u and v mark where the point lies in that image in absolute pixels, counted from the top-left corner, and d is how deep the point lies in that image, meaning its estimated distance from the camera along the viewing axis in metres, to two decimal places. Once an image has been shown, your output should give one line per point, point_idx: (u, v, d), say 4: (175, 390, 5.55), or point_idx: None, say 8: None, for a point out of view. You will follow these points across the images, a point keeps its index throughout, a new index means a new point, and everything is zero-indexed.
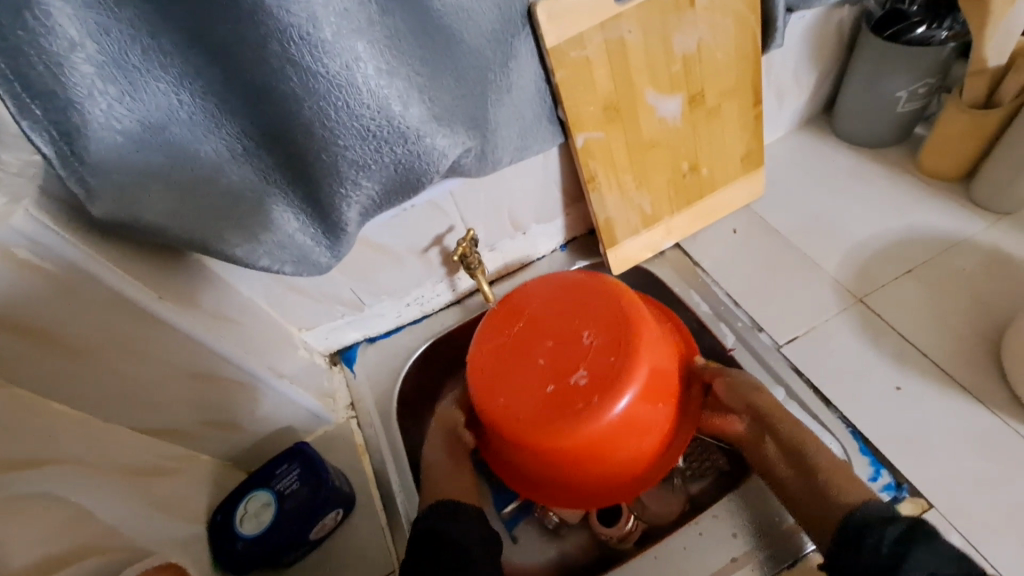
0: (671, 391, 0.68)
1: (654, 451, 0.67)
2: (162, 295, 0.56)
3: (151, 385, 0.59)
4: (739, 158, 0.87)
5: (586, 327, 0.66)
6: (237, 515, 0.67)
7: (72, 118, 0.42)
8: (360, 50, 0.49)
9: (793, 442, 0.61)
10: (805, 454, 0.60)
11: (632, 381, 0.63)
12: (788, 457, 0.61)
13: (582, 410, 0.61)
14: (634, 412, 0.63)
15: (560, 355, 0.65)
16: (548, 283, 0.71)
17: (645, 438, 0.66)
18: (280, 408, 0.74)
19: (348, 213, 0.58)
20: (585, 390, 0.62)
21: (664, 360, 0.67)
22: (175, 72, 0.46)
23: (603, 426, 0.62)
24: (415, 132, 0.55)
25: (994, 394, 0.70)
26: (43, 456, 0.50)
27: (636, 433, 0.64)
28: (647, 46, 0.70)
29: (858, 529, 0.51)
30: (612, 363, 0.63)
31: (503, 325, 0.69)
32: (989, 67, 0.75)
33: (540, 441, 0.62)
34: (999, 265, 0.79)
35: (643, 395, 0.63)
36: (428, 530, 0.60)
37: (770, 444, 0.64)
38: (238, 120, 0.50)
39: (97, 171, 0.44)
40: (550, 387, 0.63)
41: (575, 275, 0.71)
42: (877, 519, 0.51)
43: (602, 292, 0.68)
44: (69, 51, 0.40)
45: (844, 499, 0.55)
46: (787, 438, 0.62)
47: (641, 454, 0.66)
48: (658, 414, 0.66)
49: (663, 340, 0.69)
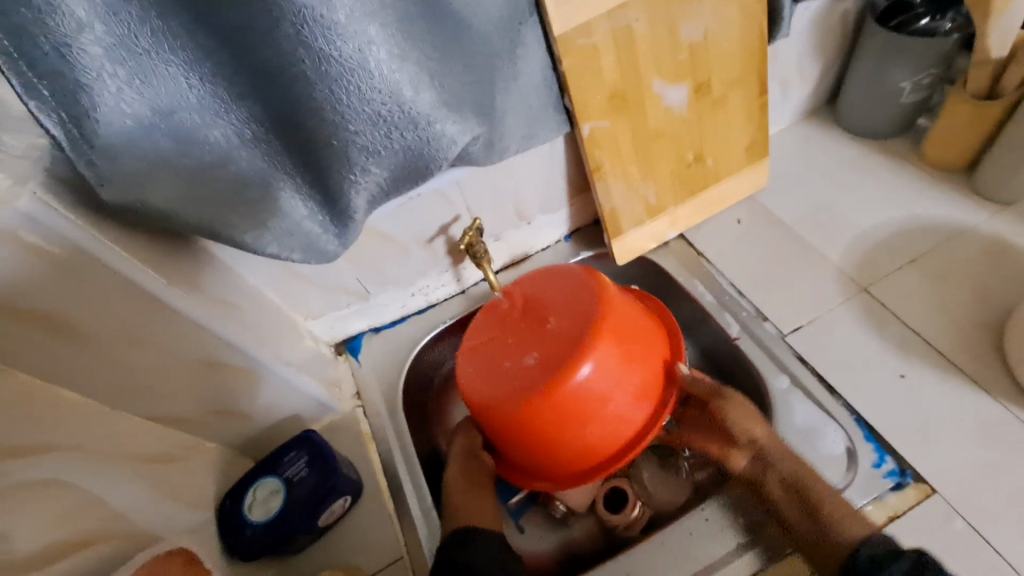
0: (636, 384, 0.66)
1: (612, 437, 0.66)
2: (170, 281, 0.56)
3: (161, 372, 0.59)
4: (744, 149, 0.87)
5: (551, 314, 0.67)
6: (246, 502, 0.67)
7: (81, 102, 0.42)
8: (372, 33, 0.49)
9: (792, 477, 0.64)
10: (804, 488, 0.63)
11: (580, 365, 0.62)
12: (788, 491, 0.65)
13: (527, 387, 0.63)
14: (581, 396, 0.63)
15: (526, 337, 0.67)
16: (536, 277, 0.73)
17: (614, 414, 0.65)
18: (286, 397, 0.75)
19: (356, 200, 0.58)
20: (535, 370, 0.64)
21: (630, 354, 0.66)
22: (184, 55, 0.45)
23: (553, 406, 0.62)
24: (425, 118, 0.55)
25: (997, 382, 0.70)
26: (50, 443, 0.50)
27: (582, 415, 0.64)
28: (653, 34, 0.70)
29: (868, 570, 0.56)
30: (564, 347, 0.64)
31: (490, 317, 0.72)
32: (992, 58, 0.75)
33: (496, 412, 0.65)
34: (1002, 254, 0.80)
35: (594, 381, 0.63)
36: (445, 560, 0.60)
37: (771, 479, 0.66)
38: (247, 105, 0.50)
39: (105, 154, 0.44)
40: (510, 366, 0.66)
41: (566, 266, 0.72)
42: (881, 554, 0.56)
43: (580, 283, 0.68)
44: (78, 32, 0.39)
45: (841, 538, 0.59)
46: (787, 473, 0.65)
47: (596, 437, 0.66)
48: (611, 403, 0.65)
49: (636, 336, 0.68)
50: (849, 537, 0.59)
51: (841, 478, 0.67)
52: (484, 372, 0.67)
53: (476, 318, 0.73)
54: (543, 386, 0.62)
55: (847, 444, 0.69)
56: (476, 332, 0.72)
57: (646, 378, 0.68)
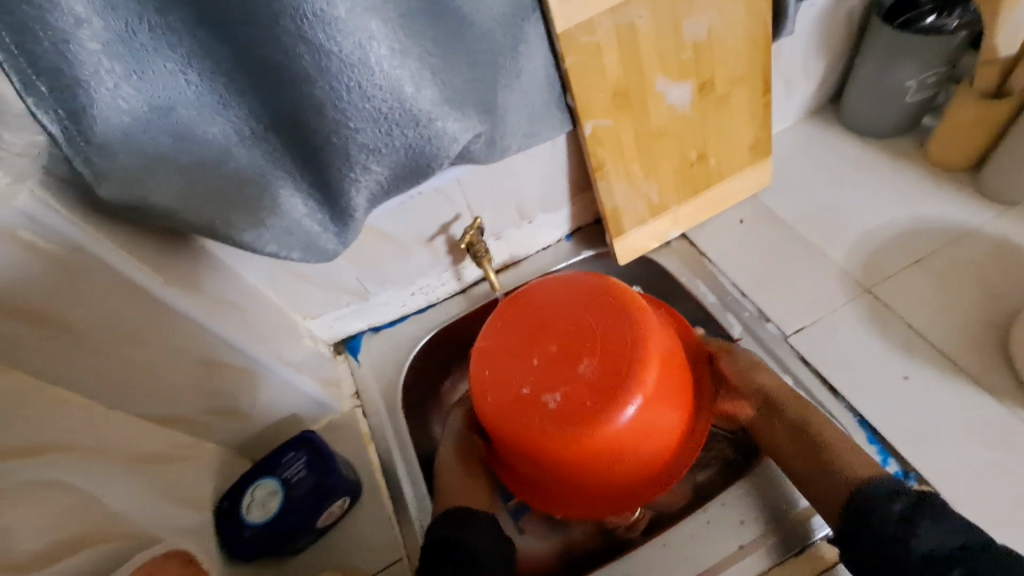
0: (659, 442, 0.65)
1: (622, 488, 0.66)
2: (168, 280, 0.55)
3: (159, 372, 0.59)
4: (747, 148, 0.87)
5: (584, 351, 0.64)
6: (244, 503, 0.67)
7: (78, 98, 0.41)
8: (373, 28, 0.48)
9: (798, 421, 0.64)
10: (809, 432, 0.63)
11: (606, 429, 0.61)
12: (793, 437, 0.64)
13: (542, 430, 0.62)
14: (597, 455, 0.62)
15: (553, 369, 0.64)
16: (556, 288, 0.70)
17: (649, 452, 0.65)
18: (285, 396, 0.74)
19: (357, 198, 0.57)
20: (557, 413, 0.62)
21: (660, 414, 0.64)
22: (182, 50, 0.45)
23: (593, 446, 0.61)
24: (426, 115, 0.55)
25: (1002, 384, 0.70)
26: (47, 443, 0.50)
27: (596, 469, 0.63)
28: (657, 31, 0.69)
29: (865, 507, 0.54)
30: (609, 386, 0.62)
31: (509, 329, 0.68)
32: (999, 58, 0.74)
33: (504, 436, 0.64)
34: (1007, 255, 0.79)
35: (615, 441, 0.62)
36: (438, 538, 0.60)
37: (775, 424, 0.66)
38: (246, 101, 0.49)
39: (104, 152, 0.44)
40: (530, 395, 0.63)
41: (591, 282, 0.69)
42: (880, 493, 0.54)
43: (621, 324, 0.65)
44: (75, 27, 0.39)
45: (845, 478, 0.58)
46: (792, 418, 0.64)
47: (605, 486, 0.65)
48: (628, 462, 0.64)
49: (670, 392, 0.65)
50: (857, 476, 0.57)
51: None
52: (511, 396, 0.64)
53: (489, 325, 0.70)
54: (561, 434, 0.61)
55: None
56: (492, 343, 0.68)
57: (673, 432, 0.66)
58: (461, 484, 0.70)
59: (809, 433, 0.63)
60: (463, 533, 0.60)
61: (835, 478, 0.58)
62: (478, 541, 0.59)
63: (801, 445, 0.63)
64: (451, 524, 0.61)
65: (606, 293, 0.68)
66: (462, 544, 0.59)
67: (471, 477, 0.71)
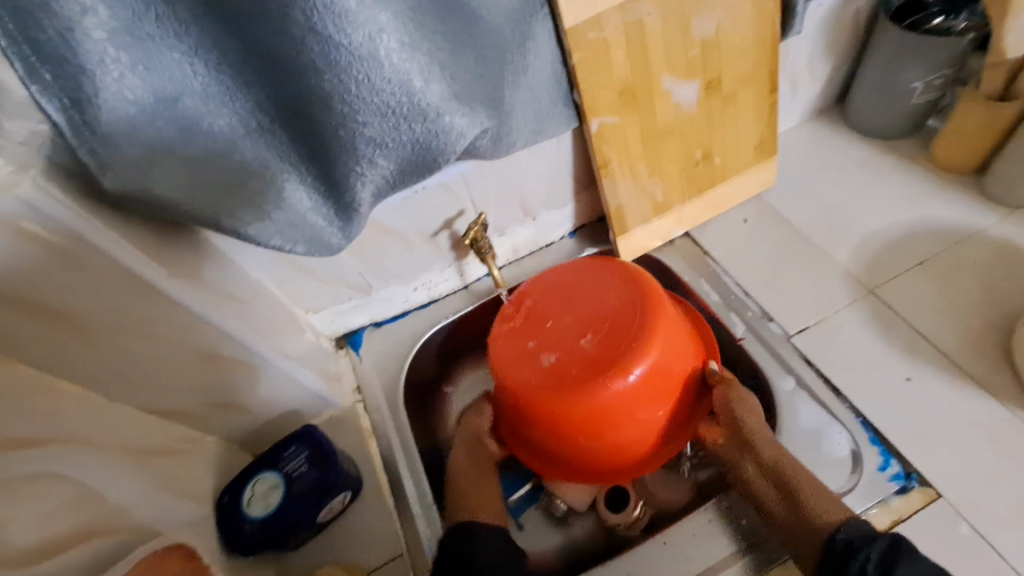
0: (655, 415, 0.66)
1: (613, 456, 0.68)
2: (170, 272, 0.55)
3: (160, 365, 0.58)
4: (752, 147, 0.86)
5: (592, 327, 0.65)
6: (245, 497, 0.67)
7: (84, 87, 0.40)
8: (383, 21, 0.47)
9: (772, 461, 0.62)
10: (783, 473, 0.61)
11: (584, 405, 0.62)
12: (767, 475, 0.62)
13: (526, 380, 0.64)
14: (568, 422, 0.64)
15: (560, 333, 0.65)
16: (570, 265, 0.71)
17: (643, 424, 0.66)
18: (285, 390, 0.74)
19: (362, 193, 0.57)
20: (547, 370, 0.63)
21: (644, 406, 0.65)
22: (189, 40, 0.44)
23: (584, 409, 0.62)
24: (434, 110, 0.54)
25: (1005, 388, 0.70)
26: (50, 435, 0.49)
27: (566, 434, 0.65)
28: (665, 29, 0.69)
29: (843, 556, 0.53)
30: (611, 353, 0.63)
31: (522, 295, 0.70)
32: (1008, 59, 0.74)
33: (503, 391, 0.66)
34: (1011, 258, 0.79)
35: (607, 410, 0.63)
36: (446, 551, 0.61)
37: (749, 463, 0.64)
38: (253, 94, 0.49)
39: (107, 142, 0.43)
40: (530, 350, 0.65)
41: (603, 262, 0.70)
42: (857, 539, 0.53)
43: (634, 313, 0.65)
44: (81, 15, 0.38)
45: (818, 525, 0.56)
46: (766, 458, 0.63)
47: (596, 453, 0.67)
48: (600, 440, 0.65)
49: (661, 392, 0.66)
50: (828, 521, 0.56)
51: (846, 480, 0.66)
52: (517, 352, 0.66)
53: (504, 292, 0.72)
54: (540, 389, 0.63)
55: (852, 446, 0.69)
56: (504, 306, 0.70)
57: (655, 422, 0.67)
58: (473, 484, 0.69)
59: (784, 476, 0.61)
60: (472, 544, 0.60)
61: (810, 523, 0.57)
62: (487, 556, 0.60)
63: (776, 488, 0.61)
64: (461, 534, 0.61)
65: (619, 271, 0.69)
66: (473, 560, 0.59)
67: (483, 476, 0.71)
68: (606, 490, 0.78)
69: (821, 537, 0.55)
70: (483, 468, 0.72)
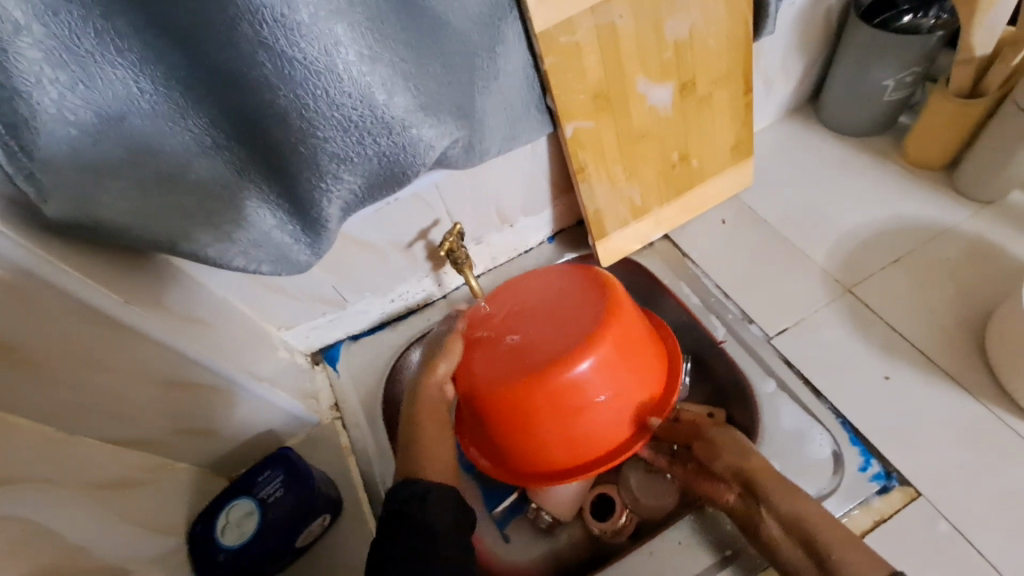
0: (608, 407, 0.66)
1: (565, 451, 0.67)
2: (127, 299, 0.52)
3: (122, 395, 0.55)
4: (729, 147, 0.86)
5: (537, 325, 0.67)
6: (218, 526, 0.65)
7: (19, 110, 0.38)
8: (340, 34, 0.45)
9: (791, 516, 0.58)
10: (807, 530, 0.57)
11: (512, 392, 0.63)
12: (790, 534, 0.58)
13: (472, 361, 0.67)
14: (500, 411, 0.65)
15: (505, 326, 0.68)
16: (538, 275, 0.74)
17: (594, 416, 0.66)
18: (259, 412, 0.71)
19: (329, 209, 0.55)
20: (484, 356, 0.67)
21: (575, 407, 0.64)
22: (133, 56, 0.41)
23: (532, 396, 0.63)
24: (400, 122, 0.52)
25: (979, 383, 0.71)
26: (14, 475, 0.46)
27: (498, 423, 0.67)
28: (637, 31, 0.67)
29: None
30: (564, 343, 0.65)
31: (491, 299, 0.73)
32: (976, 57, 0.75)
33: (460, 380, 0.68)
34: (983, 254, 0.80)
35: (554, 397, 0.63)
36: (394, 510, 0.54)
37: (767, 517, 0.60)
38: (206, 111, 0.46)
39: (48, 168, 0.41)
40: (476, 340, 0.68)
41: (571, 272, 0.72)
42: None
43: (580, 316, 0.66)
44: (14, 35, 0.36)
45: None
46: (785, 513, 0.59)
47: (548, 447, 0.67)
48: (531, 432, 0.66)
49: (597, 398, 0.65)
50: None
51: (828, 482, 0.66)
52: (474, 341, 0.69)
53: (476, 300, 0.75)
54: (484, 370, 0.65)
55: (834, 447, 0.69)
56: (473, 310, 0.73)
57: (592, 426, 0.66)
58: (432, 441, 0.63)
59: (807, 532, 0.57)
60: (421, 508, 0.54)
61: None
62: (440, 516, 0.54)
63: (800, 545, 0.57)
64: (409, 496, 0.55)
65: (583, 275, 0.71)
66: (418, 518, 0.53)
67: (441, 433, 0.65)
68: (593, 498, 0.78)
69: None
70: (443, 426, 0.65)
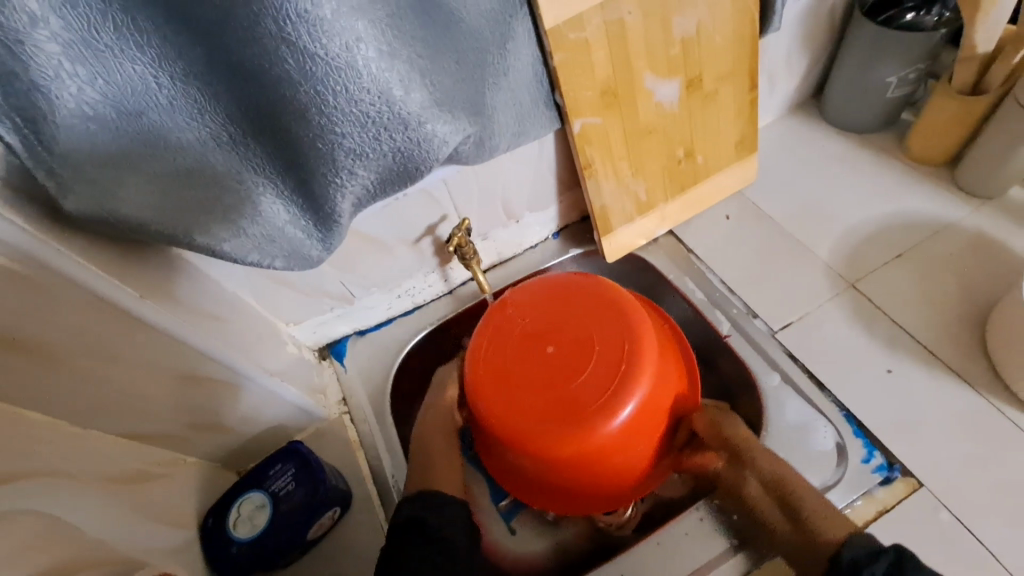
0: (645, 447, 0.67)
1: (603, 490, 0.68)
2: (141, 293, 0.52)
3: (134, 389, 0.55)
4: (733, 144, 0.87)
5: (575, 369, 0.65)
6: (230, 519, 0.65)
7: (38, 103, 0.37)
8: (361, 30, 0.45)
9: (771, 478, 0.62)
10: (786, 490, 0.61)
11: (559, 449, 0.63)
12: (772, 495, 0.62)
13: (502, 406, 0.65)
14: (539, 461, 0.65)
15: (545, 370, 0.65)
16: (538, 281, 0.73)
17: (634, 457, 0.66)
18: (269, 404, 0.71)
19: (342, 204, 0.55)
20: (531, 407, 0.64)
21: (617, 453, 0.65)
22: (152, 51, 0.41)
23: (577, 448, 0.63)
24: (416, 118, 0.52)
25: (981, 376, 0.72)
26: (31, 468, 0.46)
27: (555, 473, 0.66)
28: (646, 29, 0.68)
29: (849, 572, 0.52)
30: (605, 390, 0.63)
31: (505, 326, 0.70)
32: (978, 55, 0.76)
33: (491, 424, 0.66)
34: (984, 248, 0.81)
35: (599, 447, 0.63)
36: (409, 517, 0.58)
37: (750, 478, 0.64)
38: (223, 105, 0.46)
39: (67, 162, 0.41)
40: (504, 383, 0.66)
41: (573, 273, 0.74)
42: (863, 556, 0.52)
43: (618, 360, 0.65)
44: (30, 26, 0.35)
45: (826, 536, 0.56)
46: (767, 475, 0.62)
47: (589, 489, 0.68)
48: (584, 479, 0.66)
49: (637, 441, 0.65)
50: (835, 534, 0.56)
51: (832, 474, 0.68)
52: (505, 384, 0.66)
53: (482, 323, 0.72)
54: (518, 418, 0.64)
55: (837, 440, 0.70)
56: (491, 339, 0.69)
57: (631, 469, 0.67)
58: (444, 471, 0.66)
59: (786, 491, 0.61)
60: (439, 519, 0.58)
61: (816, 541, 0.57)
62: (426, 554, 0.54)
63: (779, 504, 0.61)
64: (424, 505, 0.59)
65: (591, 284, 0.71)
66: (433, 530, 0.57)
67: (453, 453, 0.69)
68: None
69: (829, 551, 0.55)
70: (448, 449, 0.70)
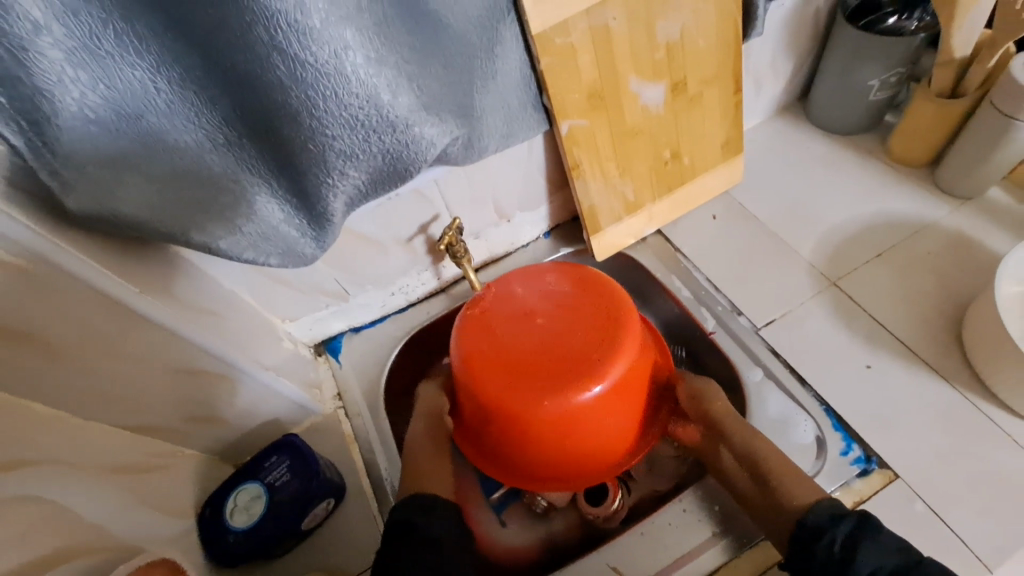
0: (623, 418, 0.68)
1: (579, 461, 0.69)
2: (140, 289, 0.54)
3: (135, 382, 0.57)
4: (719, 145, 0.89)
5: (562, 338, 0.67)
6: (227, 508, 0.67)
7: (42, 108, 0.40)
8: (349, 38, 0.48)
9: (743, 446, 0.64)
10: (756, 460, 0.63)
11: (540, 414, 0.64)
12: (744, 467, 0.64)
13: (486, 371, 0.66)
14: (516, 427, 0.65)
15: (531, 339, 0.67)
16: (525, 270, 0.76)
17: (612, 427, 0.67)
18: (265, 398, 0.74)
19: (334, 203, 0.57)
20: (523, 373, 0.65)
21: (596, 421, 0.66)
22: (151, 58, 0.44)
23: (558, 413, 0.64)
24: (403, 121, 0.54)
25: (957, 372, 0.74)
26: (34, 457, 0.48)
27: (551, 440, 0.66)
28: (631, 33, 0.70)
29: (813, 536, 0.54)
30: (589, 358, 0.65)
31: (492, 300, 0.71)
32: (955, 58, 0.78)
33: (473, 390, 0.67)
34: (963, 247, 0.83)
35: (579, 414, 0.64)
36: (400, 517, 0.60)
37: (724, 452, 0.66)
38: (218, 109, 0.49)
39: (70, 163, 0.43)
40: (491, 349, 0.67)
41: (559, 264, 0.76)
42: (825, 519, 0.54)
43: (603, 331, 0.67)
44: (34, 35, 0.37)
45: (792, 504, 0.58)
46: (740, 446, 0.64)
47: (566, 459, 0.68)
48: (561, 447, 0.67)
49: (615, 410, 0.67)
50: (800, 502, 0.57)
51: (812, 465, 0.70)
52: (491, 351, 0.67)
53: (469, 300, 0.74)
54: (502, 383, 0.65)
55: (817, 433, 0.72)
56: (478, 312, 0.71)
57: (609, 439, 0.68)
58: (432, 467, 0.68)
59: (757, 460, 0.63)
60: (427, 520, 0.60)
61: (781, 504, 0.58)
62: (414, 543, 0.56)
63: (750, 475, 0.63)
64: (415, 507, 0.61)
65: (576, 271, 0.73)
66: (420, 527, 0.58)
67: (442, 447, 0.71)
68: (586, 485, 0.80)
69: (794, 518, 0.57)
70: (438, 444, 0.71)
